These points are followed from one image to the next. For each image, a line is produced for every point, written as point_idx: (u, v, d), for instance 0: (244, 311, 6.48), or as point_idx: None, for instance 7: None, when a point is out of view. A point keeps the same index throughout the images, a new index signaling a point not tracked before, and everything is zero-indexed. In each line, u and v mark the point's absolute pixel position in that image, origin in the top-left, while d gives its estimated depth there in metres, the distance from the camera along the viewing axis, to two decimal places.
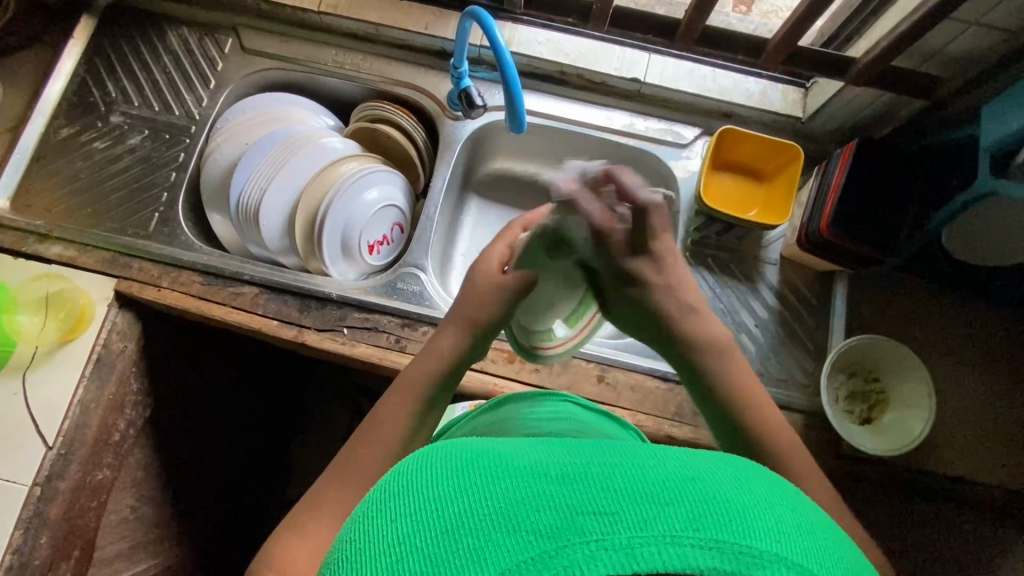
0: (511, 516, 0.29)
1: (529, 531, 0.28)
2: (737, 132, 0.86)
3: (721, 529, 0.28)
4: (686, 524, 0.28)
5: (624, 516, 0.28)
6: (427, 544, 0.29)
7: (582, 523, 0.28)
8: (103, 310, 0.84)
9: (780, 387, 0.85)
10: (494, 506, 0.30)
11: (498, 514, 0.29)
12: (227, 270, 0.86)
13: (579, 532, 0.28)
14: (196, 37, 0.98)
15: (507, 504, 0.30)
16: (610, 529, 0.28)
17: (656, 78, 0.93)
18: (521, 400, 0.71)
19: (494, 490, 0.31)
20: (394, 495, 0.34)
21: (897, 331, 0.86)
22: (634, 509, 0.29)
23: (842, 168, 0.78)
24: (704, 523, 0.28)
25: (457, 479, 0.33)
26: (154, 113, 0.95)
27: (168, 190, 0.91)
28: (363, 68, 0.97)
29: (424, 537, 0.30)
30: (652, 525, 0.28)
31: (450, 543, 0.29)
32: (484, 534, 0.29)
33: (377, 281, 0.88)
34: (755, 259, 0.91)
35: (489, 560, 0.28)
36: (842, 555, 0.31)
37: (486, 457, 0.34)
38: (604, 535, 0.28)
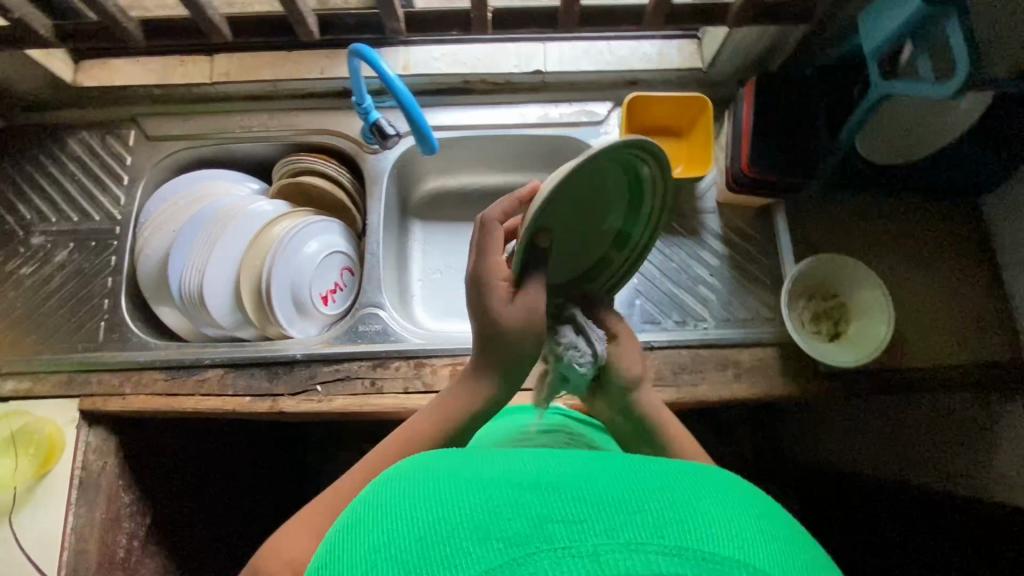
0: (485, 526, 0.31)
1: (503, 540, 0.30)
2: (644, 97, 0.87)
3: (684, 537, 0.29)
4: (650, 533, 0.30)
5: (592, 525, 0.30)
6: (404, 553, 0.30)
7: (550, 531, 0.30)
8: (73, 433, 0.83)
9: (749, 327, 0.87)
10: (469, 515, 0.31)
11: (472, 525, 0.31)
12: (187, 359, 0.85)
13: (550, 539, 0.29)
14: (98, 138, 0.97)
15: (480, 514, 0.31)
16: (576, 538, 0.29)
17: (556, 65, 0.94)
18: (517, 417, 0.71)
19: (473, 502, 0.32)
20: (377, 505, 0.35)
21: (843, 244, 0.89)
22: (601, 520, 0.30)
23: (748, 107, 0.80)
24: (668, 533, 0.30)
25: (436, 490, 0.34)
26: (75, 224, 0.93)
27: (108, 295, 0.90)
28: (271, 127, 0.96)
29: (405, 546, 0.31)
30: (617, 533, 0.29)
31: (424, 551, 0.30)
32: (457, 543, 0.30)
33: (338, 330, 0.87)
34: (695, 212, 0.93)
35: (462, 564, 0.29)
36: (809, 560, 0.32)
37: (465, 473, 0.36)
38: (573, 543, 0.29)
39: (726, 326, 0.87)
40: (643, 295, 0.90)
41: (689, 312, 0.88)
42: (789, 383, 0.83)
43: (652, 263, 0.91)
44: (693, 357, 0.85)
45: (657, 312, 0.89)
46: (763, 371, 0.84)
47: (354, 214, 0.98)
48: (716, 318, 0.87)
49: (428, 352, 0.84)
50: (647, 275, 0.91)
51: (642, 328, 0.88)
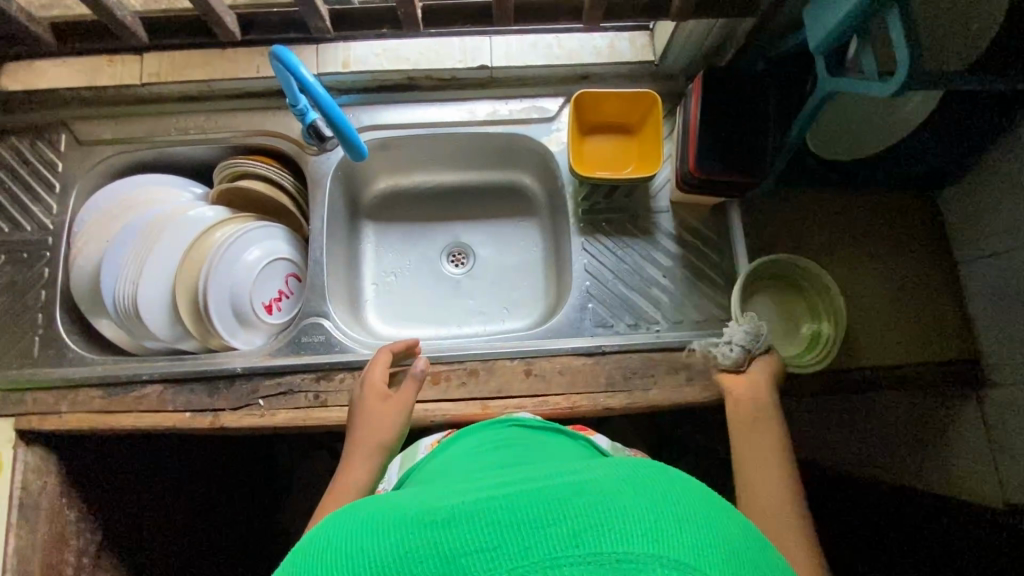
0: (399, 571, 0.32)
1: None
2: (592, 94, 0.84)
3: (597, 542, 0.31)
4: (566, 544, 0.31)
5: (507, 549, 0.31)
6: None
7: (466, 564, 0.31)
8: (10, 452, 0.81)
9: (702, 329, 0.86)
10: (385, 558, 0.33)
11: (387, 571, 0.32)
12: (125, 374, 0.82)
13: (467, 572, 0.31)
14: (28, 143, 0.93)
15: (393, 557, 0.32)
16: (492, 565, 0.31)
17: (503, 59, 0.90)
18: (473, 430, 0.70)
19: (388, 545, 0.33)
20: (297, 559, 0.36)
21: (798, 242, 0.87)
22: (515, 541, 0.32)
23: (696, 104, 0.77)
24: (582, 540, 0.31)
25: (353, 540, 0.35)
26: (6, 235, 0.90)
27: (42, 309, 0.87)
28: (209, 129, 0.92)
29: None
30: (530, 551, 0.31)
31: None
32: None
33: (280, 342, 0.85)
34: (648, 211, 0.90)
35: None
36: (724, 529, 0.33)
37: (382, 516, 0.36)
38: (489, 571, 0.31)
39: (678, 329, 0.85)
40: (595, 298, 0.88)
41: (642, 315, 0.87)
42: None
43: (604, 265, 0.89)
44: (644, 361, 0.83)
45: (609, 315, 0.87)
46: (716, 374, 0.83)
47: (299, 218, 0.95)
48: (669, 321, 0.86)
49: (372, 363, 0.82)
50: (599, 278, 0.88)
51: (593, 332, 0.86)
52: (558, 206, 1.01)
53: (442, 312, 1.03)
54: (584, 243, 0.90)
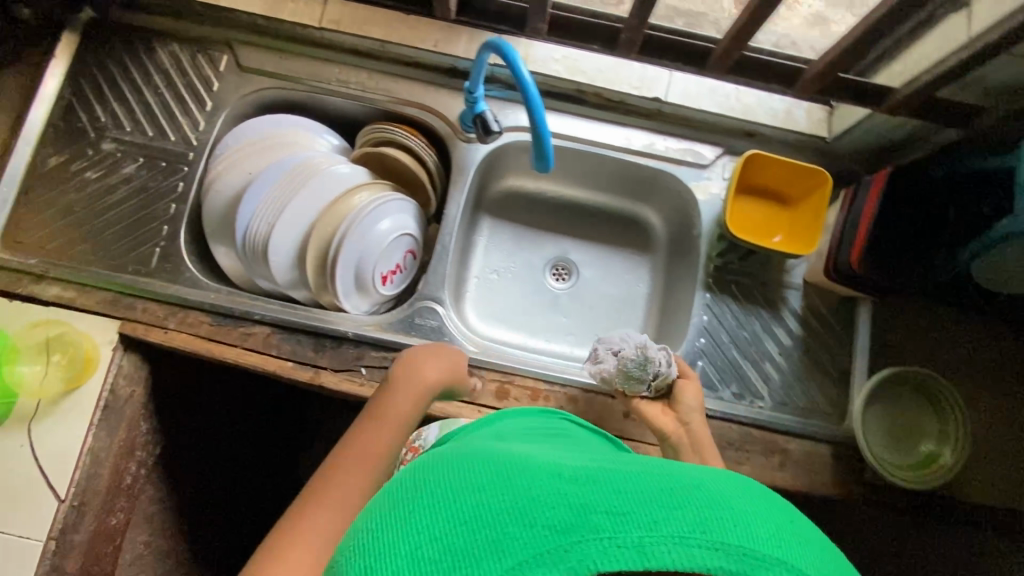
0: (528, 512, 0.33)
1: (547, 526, 0.32)
2: (764, 157, 0.83)
3: (724, 531, 0.32)
4: (690, 526, 0.32)
5: (636, 517, 0.32)
6: (452, 536, 0.33)
7: (595, 521, 0.32)
8: (109, 354, 0.81)
9: (804, 416, 0.85)
10: (513, 501, 0.34)
11: (518, 510, 0.33)
12: (237, 309, 0.82)
13: (595, 530, 0.32)
14: (189, 54, 0.92)
15: (522, 500, 0.34)
16: (621, 528, 0.32)
17: (678, 97, 0.89)
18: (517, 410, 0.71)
19: (516, 490, 0.35)
20: (419, 489, 0.38)
21: (920, 356, 0.85)
22: (644, 511, 0.33)
23: (874, 197, 0.75)
24: (710, 527, 0.32)
25: (477, 478, 0.37)
26: (149, 139, 0.89)
27: (168, 222, 0.87)
28: (368, 87, 0.91)
29: (453, 530, 0.34)
30: (660, 524, 0.32)
31: (471, 534, 0.33)
32: (503, 527, 0.33)
33: (393, 317, 0.84)
34: (779, 284, 0.89)
35: (511, 549, 0.32)
36: (830, 553, 0.34)
37: (503, 463, 0.38)
38: (616, 533, 0.32)
39: (781, 410, 0.85)
40: (705, 357, 0.86)
41: (749, 387, 0.86)
42: (831, 484, 0.82)
43: (723, 326, 0.88)
44: (741, 433, 0.83)
45: (716, 379, 0.86)
46: (808, 465, 0.82)
47: (429, 198, 0.94)
48: (774, 400, 0.85)
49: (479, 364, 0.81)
50: (714, 338, 0.87)
51: None
52: (680, 251, 0.99)
53: (535, 323, 1.02)
54: (708, 300, 0.89)
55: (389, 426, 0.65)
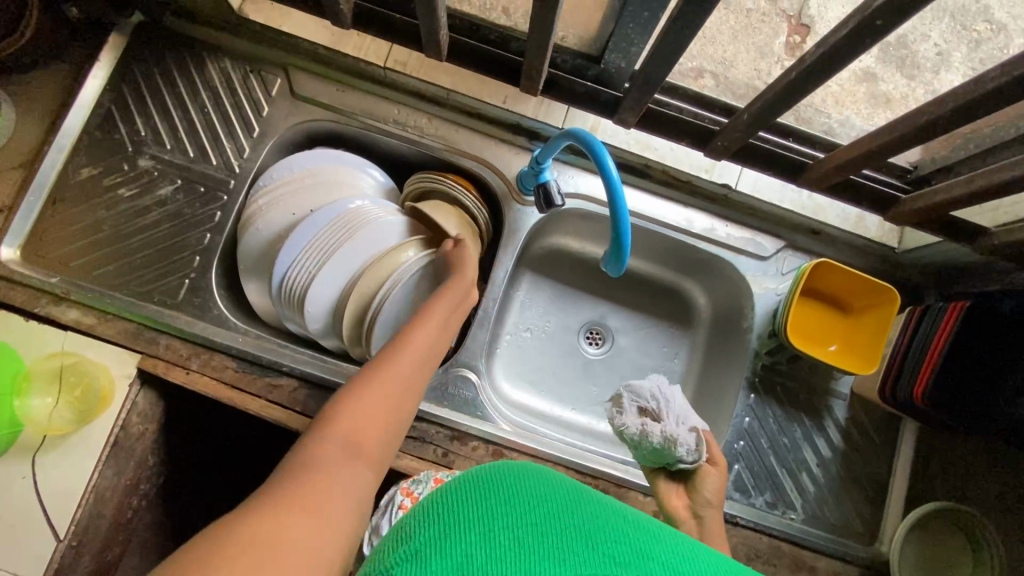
0: (596, 540, 0.32)
1: (609, 556, 0.31)
2: (831, 266, 0.79)
3: None
4: None
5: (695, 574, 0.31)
6: (515, 526, 0.31)
7: (654, 566, 0.31)
8: (125, 390, 0.77)
9: (836, 534, 0.82)
10: (581, 523, 0.32)
11: (585, 529, 0.32)
12: (265, 357, 0.78)
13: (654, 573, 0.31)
14: (240, 73, 0.87)
15: (591, 524, 0.32)
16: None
17: (748, 186, 0.86)
18: None
19: (583, 510, 0.33)
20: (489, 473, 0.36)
21: (961, 486, 0.83)
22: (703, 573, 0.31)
23: (946, 333, 0.72)
24: None
25: (546, 486, 0.35)
26: (189, 161, 0.84)
27: (201, 253, 0.82)
28: (426, 133, 0.87)
29: (520, 523, 0.32)
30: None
31: (541, 536, 0.31)
32: (572, 546, 0.31)
33: (426, 383, 0.81)
34: (826, 391, 0.86)
35: (569, 563, 0.30)
36: None
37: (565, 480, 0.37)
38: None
39: (813, 525, 0.82)
40: (742, 460, 0.83)
41: (783, 496, 0.83)
42: None
43: (763, 429, 0.85)
44: (771, 546, 0.80)
45: (751, 485, 0.82)
46: None
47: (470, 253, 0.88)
48: (808, 513, 0.82)
49: (511, 444, 0.78)
50: (754, 441, 0.84)
51: (729, 495, 0.82)
52: (723, 337, 0.96)
53: (563, 390, 0.99)
54: (751, 399, 0.86)
55: (384, 396, 0.59)
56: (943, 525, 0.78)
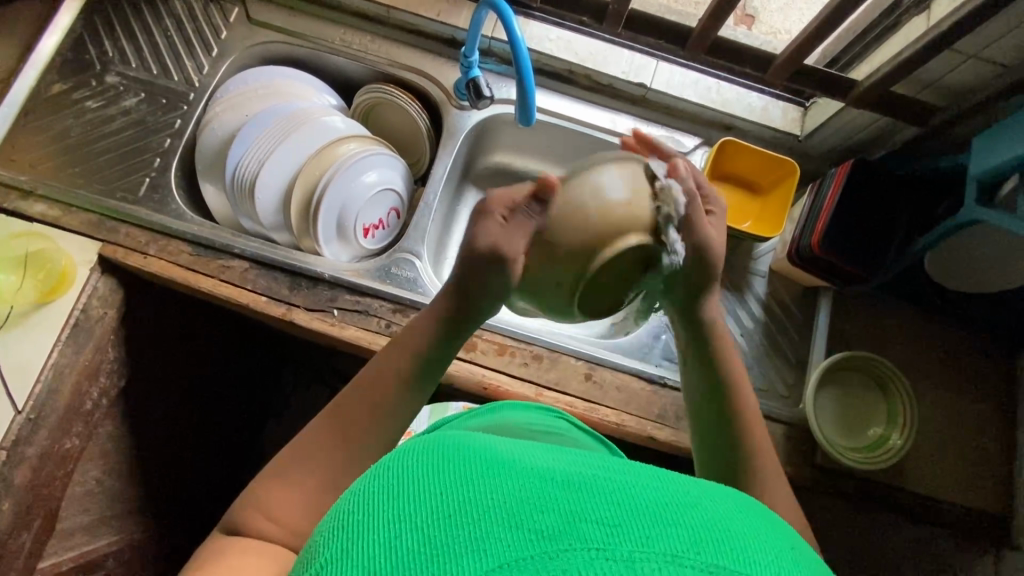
0: (516, 513, 0.29)
1: (536, 532, 0.28)
2: (736, 144, 0.87)
3: (720, 555, 0.28)
4: (688, 546, 0.28)
5: (626, 531, 0.28)
6: (431, 528, 0.29)
7: (585, 531, 0.28)
8: (85, 273, 0.82)
9: (763, 398, 0.86)
10: (504, 505, 0.30)
11: (503, 512, 0.30)
12: (218, 242, 0.84)
13: (584, 539, 0.28)
14: (201, 3, 0.96)
15: (513, 503, 0.30)
16: (611, 540, 0.28)
17: (662, 85, 0.93)
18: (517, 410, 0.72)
19: (504, 491, 0.31)
20: (400, 473, 0.35)
21: (877, 348, 0.87)
22: (636, 527, 0.29)
23: (835, 188, 0.80)
24: (706, 548, 0.28)
25: (464, 473, 0.33)
26: (152, 77, 0.93)
27: (161, 155, 0.89)
28: (370, 50, 0.95)
29: (434, 520, 0.30)
30: (652, 542, 0.28)
31: (455, 528, 0.29)
32: (490, 527, 0.29)
33: (371, 265, 0.87)
34: (745, 270, 0.93)
35: (493, 551, 0.28)
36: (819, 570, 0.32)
37: (491, 454, 0.35)
38: (607, 545, 0.27)
39: None
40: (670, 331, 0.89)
41: None
42: (783, 464, 0.82)
43: None
44: None
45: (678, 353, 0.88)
46: None
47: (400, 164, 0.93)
48: None
49: None
50: None
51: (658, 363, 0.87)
52: None
53: None
54: None
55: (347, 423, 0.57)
56: (856, 381, 0.84)
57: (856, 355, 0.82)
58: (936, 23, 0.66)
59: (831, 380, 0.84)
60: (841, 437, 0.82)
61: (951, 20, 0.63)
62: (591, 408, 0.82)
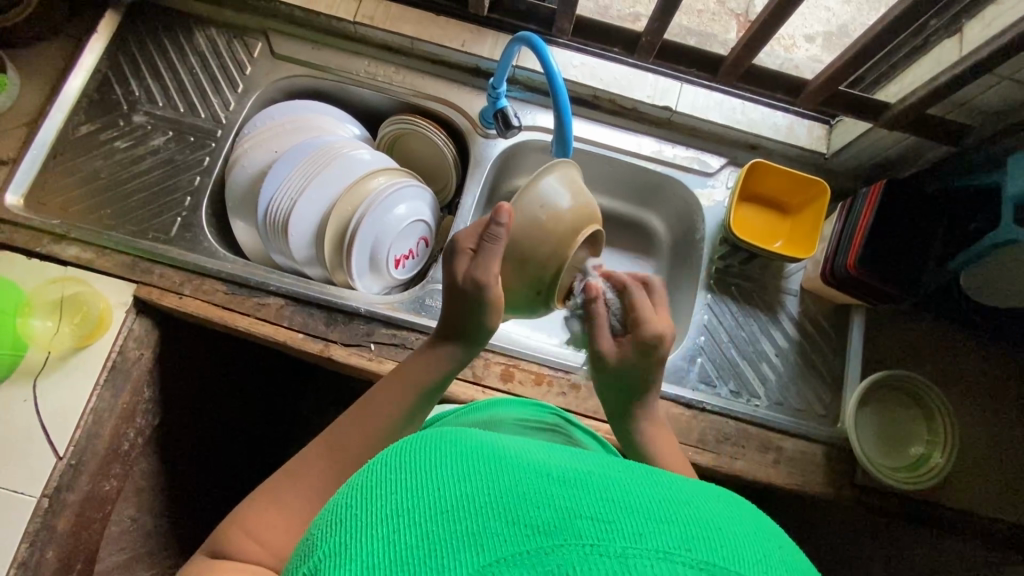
0: (511, 509, 0.29)
1: (532, 527, 0.28)
2: (765, 166, 0.88)
3: (711, 552, 0.28)
4: (677, 541, 0.28)
5: (621, 527, 0.28)
6: (428, 524, 0.29)
7: (580, 526, 0.28)
8: (121, 315, 0.82)
9: (801, 418, 0.86)
10: (497, 497, 0.30)
11: (499, 506, 0.29)
12: (252, 280, 0.84)
13: (579, 535, 0.28)
14: (225, 39, 0.97)
15: (508, 496, 0.30)
16: (606, 536, 0.28)
17: (688, 107, 0.94)
18: (516, 407, 0.73)
19: (500, 483, 0.30)
20: (394, 466, 0.33)
21: (911, 363, 0.87)
22: (630, 523, 0.28)
23: (869, 209, 0.81)
24: (696, 546, 0.28)
25: (457, 465, 0.32)
26: (179, 115, 0.93)
27: (191, 193, 0.90)
28: (394, 81, 0.96)
29: (430, 515, 0.29)
30: (646, 538, 0.28)
31: (451, 523, 0.29)
32: (486, 521, 0.29)
33: (405, 296, 0.87)
34: (777, 289, 0.93)
35: (489, 546, 0.28)
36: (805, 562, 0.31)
37: (487, 446, 0.34)
38: (601, 541, 0.27)
39: (778, 410, 0.86)
40: (705, 353, 0.89)
41: (746, 385, 0.88)
42: (824, 484, 0.82)
43: (722, 325, 0.91)
44: (738, 429, 0.84)
45: (714, 375, 0.88)
46: (802, 464, 0.83)
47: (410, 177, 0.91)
48: (770, 399, 0.87)
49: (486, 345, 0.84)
50: (715, 336, 0.90)
51: (696, 386, 0.87)
52: (683, 258, 1.00)
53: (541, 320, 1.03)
54: (708, 300, 0.92)
55: None
56: (895, 400, 0.84)
57: (899, 375, 0.82)
58: (972, 48, 0.66)
59: (870, 398, 0.83)
60: (883, 457, 0.82)
61: (988, 47, 0.64)
62: None
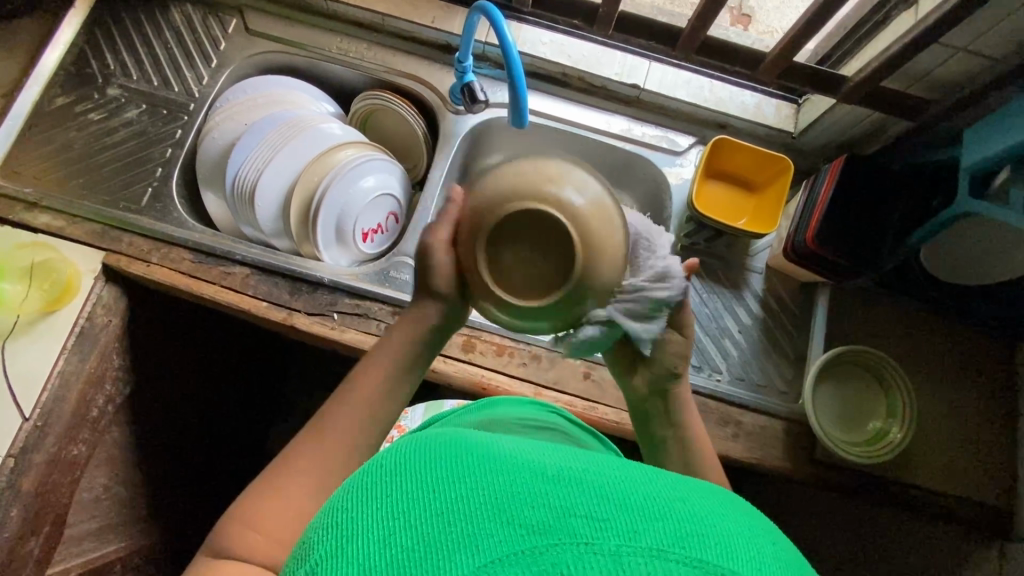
0: (507, 509, 0.29)
1: (526, 527, 0.28)
2: (729, 142, 0.88)
3: (705, 548, 0.27)
4: (670, 540, 0.27)
5: (615, 525, 0.28)
6: (424, 526, 0.29)
7: (574, 526, 0.28)
8: (89, 282, 0.84)
9: (761, 393, 0.86)
10: (493, 500, 0.30)
11: (494, 506, 0.29)
12: (220, 249, 0.85)
13: (573, 534, 0.27)
14: (200, 15, 0.98)
15: (502, 496, 0.30)
16: (599, 535, 0.27)
17: (655, 85, 0.94)
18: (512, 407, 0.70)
19: (495, 484, 0.30)
20: (394, 474, 0.34)
21: (873, 341, 0.87)
22: (625, 520, 0.28)
23: (829, 183, 0.81)
24: (688, 543, 0.27)
25: (455, 470, 0.32)
26: (153, 88, 0.94)
27: (162, 165, 0.91)
28: (366, 57, 0.97)
29: (426, 517, 0.30)
30: (639, 535, 0.27)
31: (447, 524, 0.29)
32: (481, 523, 0.29)
33: (370, 268, 0.88)
34: (742, 267, 0.93)
35: (485, 546, 0.28)
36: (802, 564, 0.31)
37: (485, 451, 0.34)
38: (594, 539, 0.27)
39: (739, 385, 0.86)
40: None
41: (708, 360, 0.88)
42: (783, 459, 0.82)
43: None
44: (698, 403, 0.84)
45: None
46: (761, 439, 0.83)
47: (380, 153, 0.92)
48: (732, 374, 0.87)
49: None
50: None
51: None
52: None
53: None
54: None
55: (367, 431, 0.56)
56: (866, 384, 0.83)
57: (858, 352, 0.82)
58: (924, 16, 0.66)
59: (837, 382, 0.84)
60: (842, 433, 0.82)
61: (936, 14, 0.64)
62: (590, 408, 0.83)
